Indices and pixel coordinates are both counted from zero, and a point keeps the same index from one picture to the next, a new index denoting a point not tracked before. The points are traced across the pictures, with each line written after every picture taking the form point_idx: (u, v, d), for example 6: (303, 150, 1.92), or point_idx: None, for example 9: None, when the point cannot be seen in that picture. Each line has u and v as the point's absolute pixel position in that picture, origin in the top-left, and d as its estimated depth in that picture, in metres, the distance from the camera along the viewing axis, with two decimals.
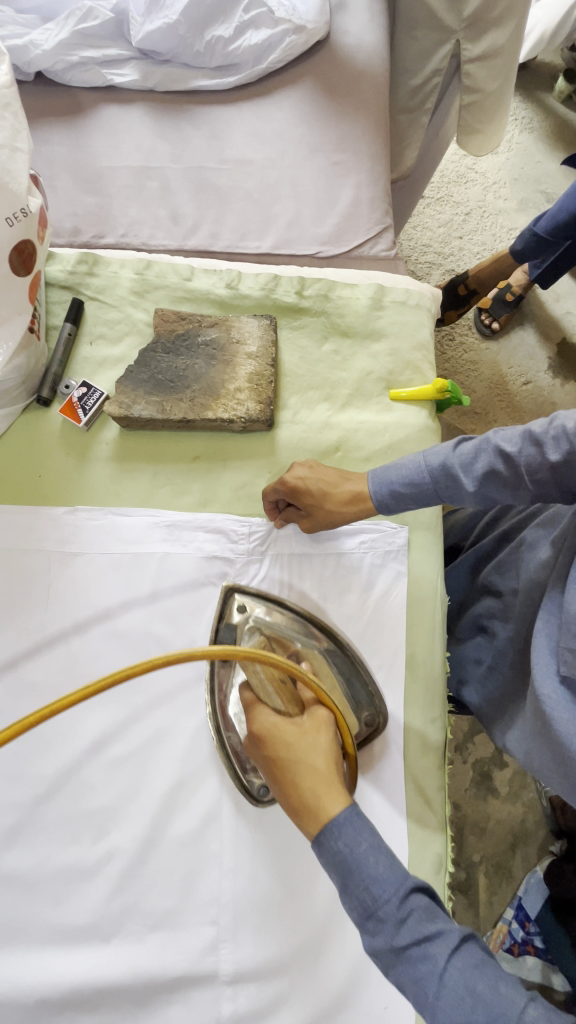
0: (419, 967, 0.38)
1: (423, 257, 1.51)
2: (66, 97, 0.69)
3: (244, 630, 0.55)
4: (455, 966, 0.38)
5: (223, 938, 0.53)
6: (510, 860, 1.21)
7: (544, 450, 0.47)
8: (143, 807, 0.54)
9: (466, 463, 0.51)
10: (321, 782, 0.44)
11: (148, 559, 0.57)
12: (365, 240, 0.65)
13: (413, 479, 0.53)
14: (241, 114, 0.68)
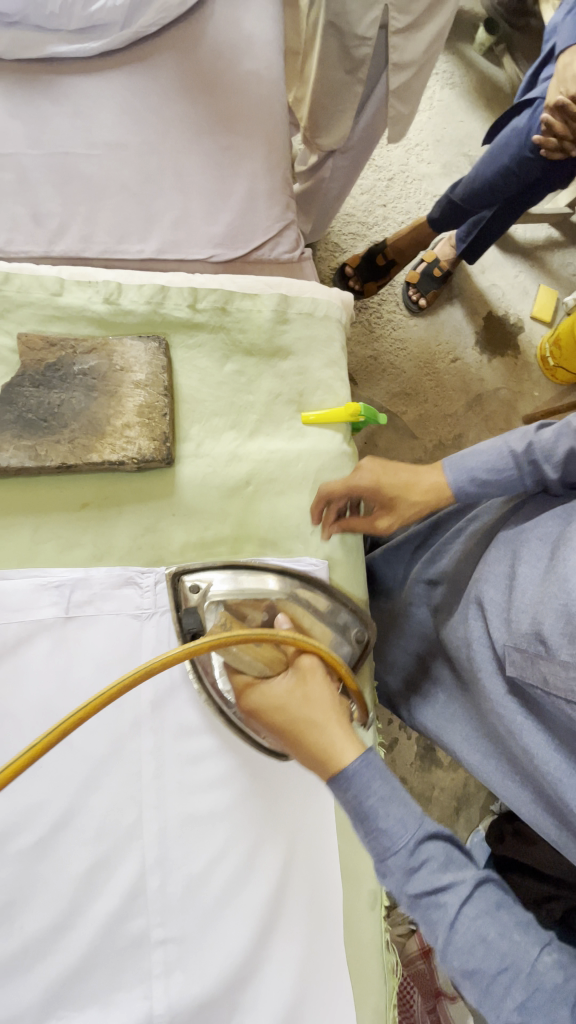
0: (431, 914, 0.41)
1: (346, 229, 1.43)
2: None
3: (204, 607, 0.50)
4: (465, 915, 0.41)
5: (156, 1002, 0.51)
6: (454, 824, 1.28)
7: None
8: (59, 896, 0.50)
9: (547, 447, 0.54)
10: (324, 723, 0.47)
11: (40, 625, 0.51)
12: (264, 241, 0.57)
13: (494, 461, 0.57)
14: (111, 88, 0.58)
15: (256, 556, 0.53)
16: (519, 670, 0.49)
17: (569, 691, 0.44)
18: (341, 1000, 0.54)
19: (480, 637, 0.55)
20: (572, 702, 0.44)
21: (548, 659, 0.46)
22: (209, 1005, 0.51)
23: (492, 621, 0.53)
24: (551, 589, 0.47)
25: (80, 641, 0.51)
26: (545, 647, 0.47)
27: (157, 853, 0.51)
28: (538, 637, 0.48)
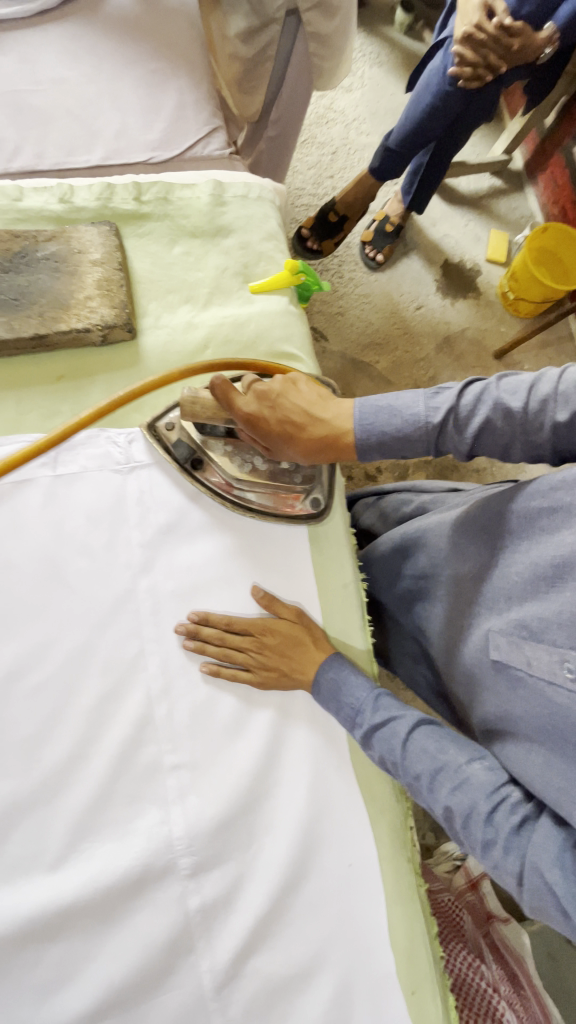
0: (387, 734, 0.54)
1: (299, 201, 1.53)
2: None
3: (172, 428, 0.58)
4: (412, 742, 0.53)
5: (175, 825, 0.53)
6: None
7: (549, 406, 0.48)
8: (73, 732, 0.53)
9: (462, 419, 0.52)
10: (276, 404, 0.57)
11: (31, 486, 0.56)
12: (196, 142, 0.65)
13: (407, 427, 0.54)
14: (49, 38, 0.66)
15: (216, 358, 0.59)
16: (506, 654, 0.52)
17: (551, 669, 0.48)
18: (354, 811, 0.57)
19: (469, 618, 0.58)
20: (553, 680, 0.48)
21: (533, 647, 0.50)
22: (229, 822, 0.54)
23: (479, 611, 0.56)
24: (528, 575, 0.51)
25: (70, 497, 0.56)
26: (531, 633, 0.50)
27: (161, 682, 0.55)
28: (525, 626, 0.51)
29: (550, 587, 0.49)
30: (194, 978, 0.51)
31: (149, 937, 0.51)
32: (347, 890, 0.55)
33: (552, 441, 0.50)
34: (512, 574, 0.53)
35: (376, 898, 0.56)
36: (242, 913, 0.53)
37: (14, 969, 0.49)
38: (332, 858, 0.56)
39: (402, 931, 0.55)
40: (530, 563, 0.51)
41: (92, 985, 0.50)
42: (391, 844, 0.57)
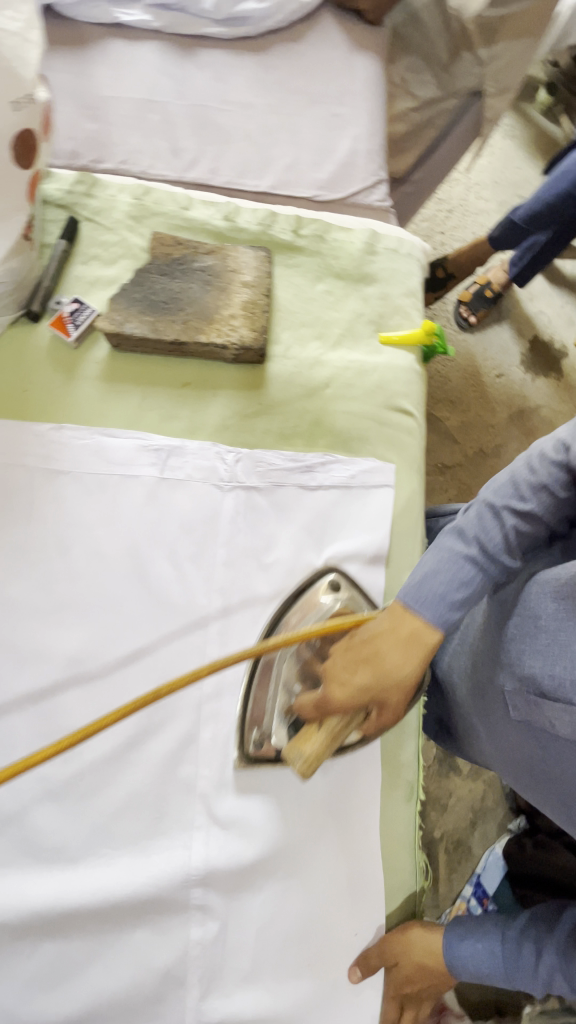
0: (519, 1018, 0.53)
1: None
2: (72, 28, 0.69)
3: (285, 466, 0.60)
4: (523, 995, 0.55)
5: (195, 853, 0.52)
6: (469, 837, 1.08)
7: (541, 474, 0.50)
8: (118, 733, 0.53)
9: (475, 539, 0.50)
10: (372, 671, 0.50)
11: (135, 483, 0.57)
12: (360, 189, 0.67)
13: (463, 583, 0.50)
14: (243, 62, 0.69)
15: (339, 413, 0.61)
16: (524, 714, 0.52)
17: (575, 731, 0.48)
18: (372, 882, 0.55)
19: (485, 688, 0.57)
20: None
21: (540, 657, 0.50)
22: (246, 864, 0.52)
23: (492, 673, 0.55)
24: (539, 632, 0.51)
25: (168, 501, 0.57)
26: (546, 694, 0.49)
27: (213, 703, 0.55)
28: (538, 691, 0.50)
29: (565, 650, 0.48)
30: (176, 1013, 0.50)
31: (145, 960, 0.50)
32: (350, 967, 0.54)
33: (548, 509, 0.51)
34: (529, 636, 0.51)
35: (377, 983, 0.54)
36: (240, 961, 0.52)
37: (7, 959, 0.48)
38: (345, 925, 0.55)
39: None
40: (535, 608, 0.52)
41: (79, 994, 0.49)
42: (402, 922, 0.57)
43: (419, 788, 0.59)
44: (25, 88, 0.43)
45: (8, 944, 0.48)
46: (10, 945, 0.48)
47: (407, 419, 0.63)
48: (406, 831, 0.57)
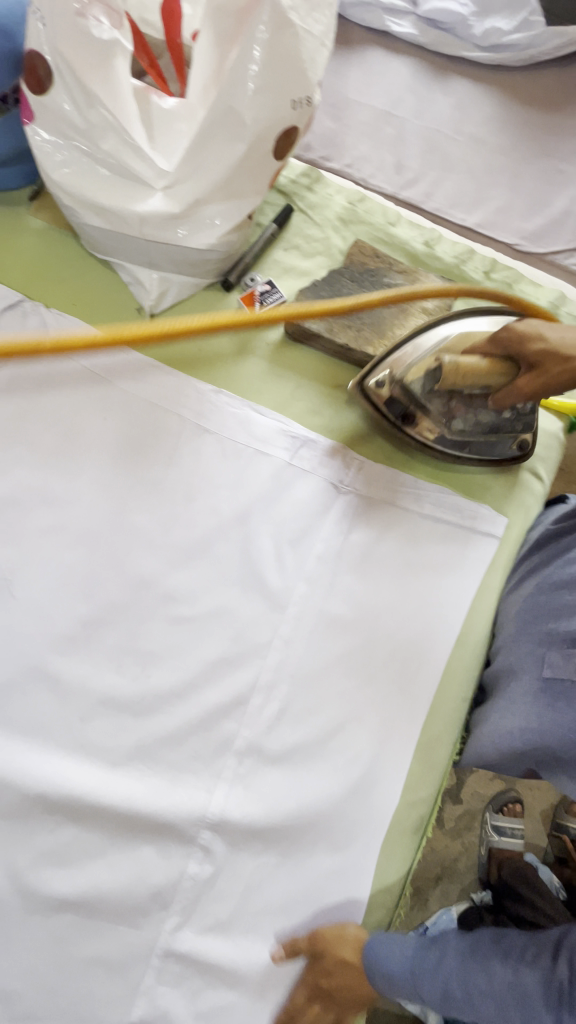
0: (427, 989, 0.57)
1: None
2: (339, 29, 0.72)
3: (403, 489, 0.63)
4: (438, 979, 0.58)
5: (214, 799, 0.57)
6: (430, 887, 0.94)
7: None
8: (182, 673, 0.58)
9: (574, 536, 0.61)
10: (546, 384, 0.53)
11: (266, 460, 0.61)
12: (561, 249, 0.67)
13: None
14: (487, 98, 0.71)
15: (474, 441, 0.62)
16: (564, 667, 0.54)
17: None
18: (356, 892, 0.58)
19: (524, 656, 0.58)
20: None
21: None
22: (253, 829, 0.57)
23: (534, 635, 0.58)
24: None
25: (289, 488, 0.61)
26: None
27: (270, 677, 0.59)
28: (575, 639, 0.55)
29: None
30: (153, 928, 0.56)
31: (142, 873, 0.56)
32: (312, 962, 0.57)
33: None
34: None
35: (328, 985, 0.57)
36: (220, 907, 0.57)
37: (33, 827, 0.54)
38: (304, 847, 0.57)
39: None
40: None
41: (82, 877, 0.55)
42: None
43: (425, 829, 0.60)
44: (306, 90, 0.48)
45: (38, 815, 0.55)
46: (39, 816, 0.55)
47: (530, 483, 0.65)
48: (400, 861, 0.59)
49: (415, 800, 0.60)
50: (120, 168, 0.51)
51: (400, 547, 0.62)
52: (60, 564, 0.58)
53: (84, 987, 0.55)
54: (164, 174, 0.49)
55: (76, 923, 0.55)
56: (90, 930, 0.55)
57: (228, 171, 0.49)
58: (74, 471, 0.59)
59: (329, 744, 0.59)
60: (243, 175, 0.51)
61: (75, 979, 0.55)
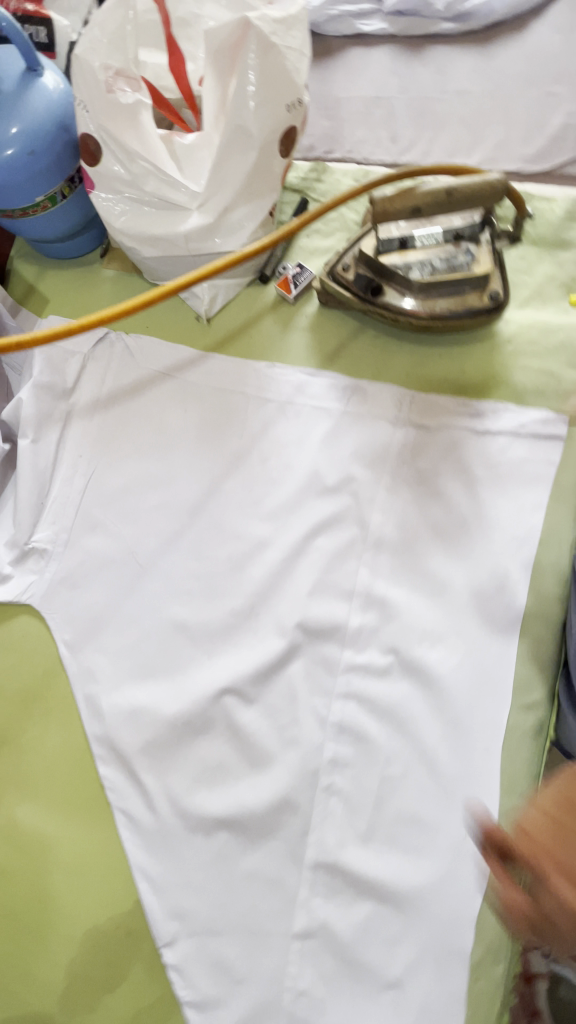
0: None
1: None
2: (319, 43, 0.81)
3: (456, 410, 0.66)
4: None
5: (332, 711, 0.63)
6: None
7: None
8: (283, 609, 0.66)
9: None
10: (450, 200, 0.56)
11: (325, 414, 0.69)
12: (569, 159, 0.70)
13: None
14: (464, 54, 0.77)
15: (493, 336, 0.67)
16: None
17: None
18: (490, 800, 0.59)
19: None
20: None
21: None
22: (373, 739, 0.62)
23: None
24: None
25: (350, 433, 0.68)
26: None
27: (362, 598, 0.65)
28: None
29: None
30: (300, 844, 0.61)
31: (280, 791, 0.62)
32: (456, 865, 0.59)
33: None
34: None
35: (476, 893, 0.58)
36: (357, 819, 0.61)
37: (185, 753, 0.64)
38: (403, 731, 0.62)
39: (487, 932, 0.58)
40: None
41: (230, 798, 0.62)
42: None
43: (546, 730, 0.61)
44: (296, 94, 0.59)
45: (187, 743, 0.64)
46: (188, 744, 0.64)
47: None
48: (527, 765, 0.60)
49: (529, 703, 0.61)
50: (162, 202, 0.63)
51: (462, 464, 0.66)
52: (171, 534, 0.70)
53: (248, 902, 0.62)
54: (196, 196, 0.60)
55: (232, 841, 0.62)
56: (245, 849, 0.62)
57: (246, 174, 0.60)
58: (169, 457, 0.71)
59: (429, 651, 0.63)
60: (259, 174, 0.61)
61: (239, 895, 0.62)
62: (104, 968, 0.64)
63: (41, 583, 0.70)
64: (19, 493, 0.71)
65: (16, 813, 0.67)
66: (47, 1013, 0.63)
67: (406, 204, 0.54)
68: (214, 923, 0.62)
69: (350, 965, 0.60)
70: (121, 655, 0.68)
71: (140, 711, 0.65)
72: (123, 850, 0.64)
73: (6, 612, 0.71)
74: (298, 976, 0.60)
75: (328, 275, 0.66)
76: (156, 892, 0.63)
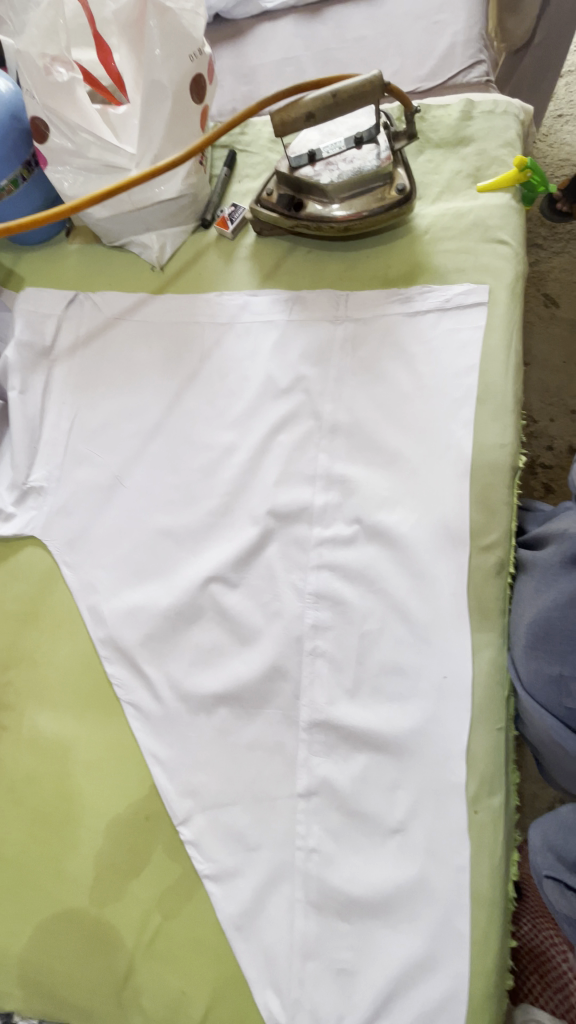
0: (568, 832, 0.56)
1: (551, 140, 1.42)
2: (231, 26, 0.92)
3: (387, 298, 0.72)
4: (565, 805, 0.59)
5: (308, 581, 0.68)
6: None
7: None
8: (254, 501, 0.72)
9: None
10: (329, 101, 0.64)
11: (272, 325, 0.76)
12: (459, 70, 0.81)
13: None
14: (358, 5, 0.86)
15: (414, 233, 0.74)
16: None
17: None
18: (460, 633, 0.63)
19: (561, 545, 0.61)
20: None
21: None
22: (348, 601, 0.66)
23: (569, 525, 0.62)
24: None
25: (296, 337, 0.75)
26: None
27: (324, 478, 0.70)
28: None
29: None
30: (294, 705, 0.65)
31: (269, 659, 0.67)
32: (442, 706, 0.62)
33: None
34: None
35: (461, 728, 0.61)
36: (343, 677, 0.65)
37: (182, 639, 0.70)
38: (375, 591, 0.66)
39: (480, 767, 0.60)
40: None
41: (226, 673, 0.68)
42: (494, 690, 0.61)
43: (509, 568, 0.64)
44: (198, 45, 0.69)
45: (182, 630, 0.70)
46: (183, 631, 0.70)
47: (495, 254, 0.70)
48: (494, 601, 0.63)
49: (488, 545, 0.64)
50: (106, 166, 0.74)
51: (399, 345, 0.71)
52: (149, 454, 0.77)
53: (252, 771, 0.65)
54: (133, 158, 0.71)
55: (232, 713, 0.67)
56: (244, 718, 0.67)
57: (168, 122, 0.70)
58: (140, 389, 0.79)
59: (390, 515, 0.67)
60: (179, 121, 0.71)
61: (244, 764, 0.66)
62: (128, 857, 0.67)
63: (41, 515, 0.78)
64: (14, 439, 0.79)
65: (37, 723, 0.72)
66: (81, 904, 0.67)
67: (300, 112, 0.63)
68: (223, 795, 0.65)
69: (354, 817, 0.62)
70: (116, 565, 0.74)
71: (138, 609, 0.71)
72: (134, 736, 0.69)
73: (13, 547, 0.78)
74: (307, 835, 0.63)
75: (257, 204, 0.74)
76: (169, 774, 0.67)
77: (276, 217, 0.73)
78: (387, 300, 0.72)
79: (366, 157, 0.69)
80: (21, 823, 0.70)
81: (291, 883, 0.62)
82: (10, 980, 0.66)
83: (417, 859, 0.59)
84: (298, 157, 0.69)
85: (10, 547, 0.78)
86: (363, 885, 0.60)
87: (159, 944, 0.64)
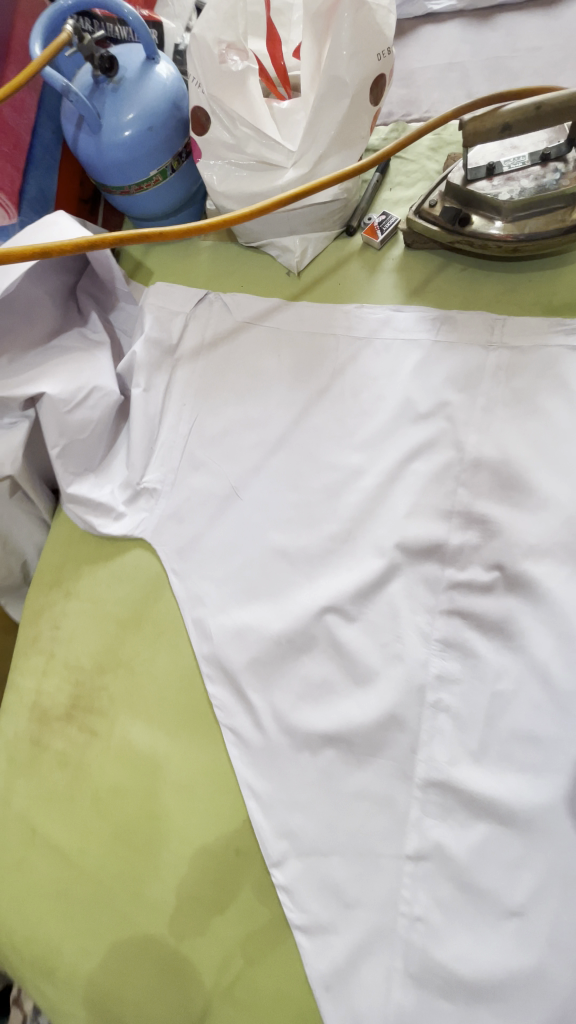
0: None
1: None
2: None
3: (551, 329, 0.67)
4: None
5: (436, 627, 0.62)
6: None
7: None
8: (381, 531, 0.67)
9: None
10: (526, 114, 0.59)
11: (416, 345, 0.71)
12: None
13: None
14: (533, 12, 0.81)
15: None
16: None
17: None
18: None
19: None
20: None
21: None
22: (480, 655, 0.61)
23: None
24: None
25: (442, 361, 0.70)
26: None
27: (462, 515, 0.65)
28: None
29: None
30: (410, 760, 0.61)
31: (385, 706, 0.62)
32: None
33: None
34: None
35: None
36: (469, 737, 0.60)
37: (289, 671, 0.66)
38: (511, 647, 0.60)
39: None
40: None
41: (335, 715, 0.63)
42: None
43: None
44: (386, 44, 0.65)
45: (290, 661, 0.66)
46: (292, 662, 0.66)
47: None
48: None
49: None
50: (260, 162, 0.71)
51: (561, 380, 0.65)
52: (269, 468, 0.73)
53: (356, 822, 0.61)
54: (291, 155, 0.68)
55: (339, 758, 0.63)
56: (351, 766, 0.62)
57: (337, 124, 0.66)
58: (266, 399, 0.76)
59: (537, 566, 0.61)
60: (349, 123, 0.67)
61: (348, 812, 0.62)
62: (213, 890, 0.63)
63: (152, 519, 0.76)
64: (133, 437, 0.78)
65: (129, 735, 0.70)
66: (158, 934, 0.63)
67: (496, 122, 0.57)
68: (321, 842, 0.61)
69: (467, 890, 0.57)
70: (225, 580, 0.71)
71: (245, 631, 0.67)
72: (231, 766, 0.66)
73: (120, 548, 0.76)
74: (412, 902, 0.58)
75: (416, 215, 0.70)
76: (264, 811, 0.64)
77: (435, 229, 0.69)
78: (550, 329, 0.66)
79: (546, 175, 0.64)
80: (103, 837, 0.68)
81: (390, 952, 0.57)
82: (74, 1002, 0.64)
83: (538, 950, 0.53)
84: (475, 169, 0.65)
85: (117, 548, 0.76)
86: (473, 971, 0.54)
87: (239, 992, 0.59)
